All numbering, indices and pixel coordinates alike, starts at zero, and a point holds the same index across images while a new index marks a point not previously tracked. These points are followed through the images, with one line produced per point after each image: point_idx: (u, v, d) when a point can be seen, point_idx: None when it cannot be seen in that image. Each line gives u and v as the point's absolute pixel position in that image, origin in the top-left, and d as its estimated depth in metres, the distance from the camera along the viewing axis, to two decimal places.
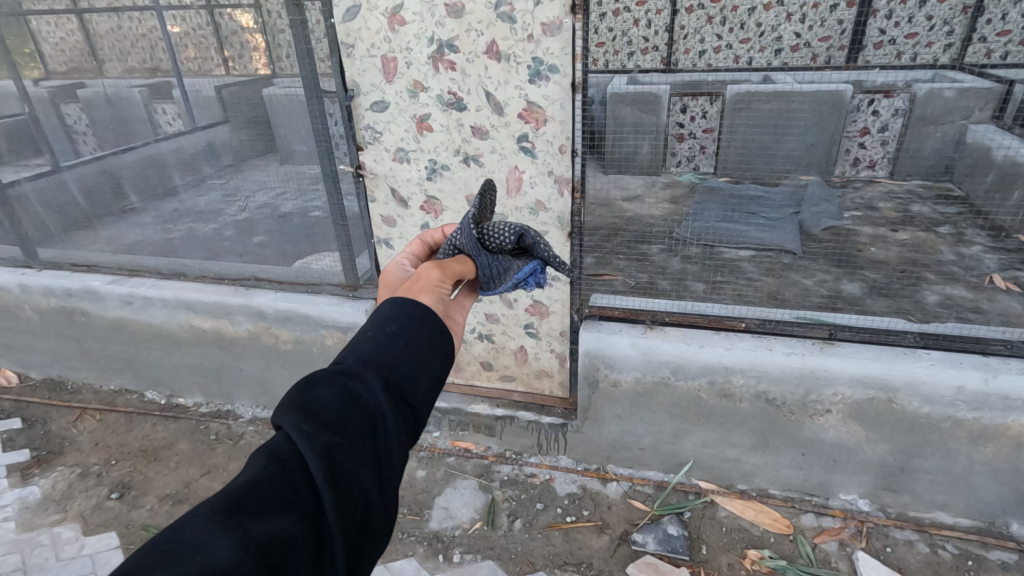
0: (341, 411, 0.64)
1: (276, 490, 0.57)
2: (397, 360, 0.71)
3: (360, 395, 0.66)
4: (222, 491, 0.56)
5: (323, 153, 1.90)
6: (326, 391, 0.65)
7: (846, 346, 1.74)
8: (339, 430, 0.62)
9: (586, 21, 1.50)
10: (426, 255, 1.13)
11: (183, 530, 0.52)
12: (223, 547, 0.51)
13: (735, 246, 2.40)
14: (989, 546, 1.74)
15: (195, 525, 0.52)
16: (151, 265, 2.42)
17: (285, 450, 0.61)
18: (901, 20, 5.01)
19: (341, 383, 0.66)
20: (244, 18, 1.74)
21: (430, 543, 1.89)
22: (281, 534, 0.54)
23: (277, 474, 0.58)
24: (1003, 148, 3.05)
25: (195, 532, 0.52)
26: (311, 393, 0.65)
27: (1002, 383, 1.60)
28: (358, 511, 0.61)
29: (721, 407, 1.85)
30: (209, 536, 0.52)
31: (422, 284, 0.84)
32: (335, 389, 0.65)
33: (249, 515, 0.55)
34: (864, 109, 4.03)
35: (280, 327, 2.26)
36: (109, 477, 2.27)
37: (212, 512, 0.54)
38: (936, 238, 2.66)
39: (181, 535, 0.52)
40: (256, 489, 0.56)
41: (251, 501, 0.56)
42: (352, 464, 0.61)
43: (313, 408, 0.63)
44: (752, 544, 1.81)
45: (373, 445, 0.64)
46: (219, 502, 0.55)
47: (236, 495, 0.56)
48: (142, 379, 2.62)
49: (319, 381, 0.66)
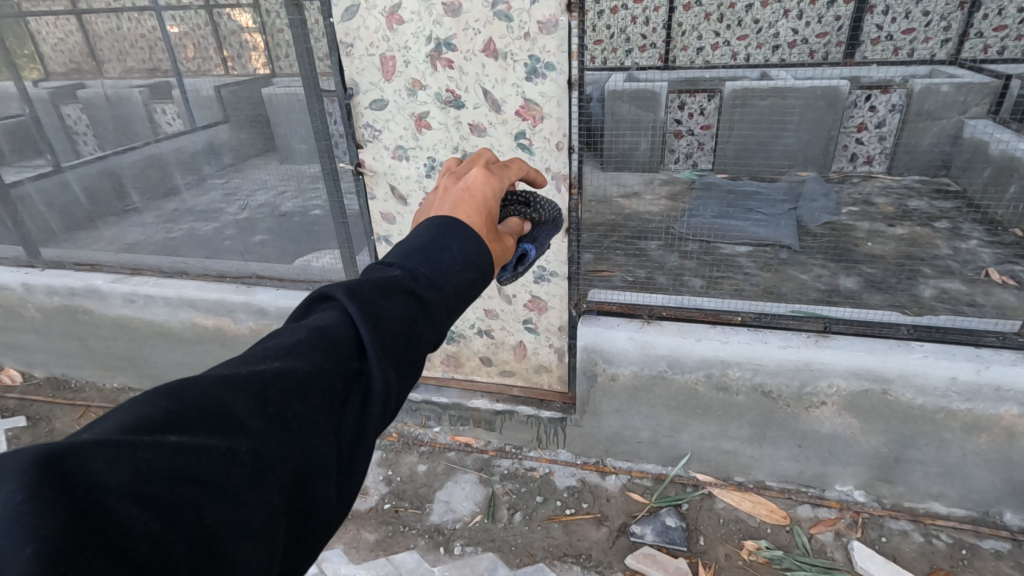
0: (403, 336, 0.63)
1: (324, 395, 0.56)
2: (459, 302, 0.69)
3: (423, 326, 0.64)
4: (280, 372, 0.55)
5: (323, 151, 1.92)
6: (394, 309, 0.63)
7: (841, 339, 1.76)
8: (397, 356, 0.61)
9: (582, 19, 1.52)
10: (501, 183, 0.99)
11: (236, 402, 0.51)
12: (268, 440, 0.51)
13: (734, 242, 2.49)
14: (983, 535, 1.76)
15: (245, 400, 0.51)
16: (153, 264, 2.44)
17: (344, 351, 0.59)
18: (897, 16, 5.04)
19: (411, 304, 0.64)
20: (243, 18, 1.76)
21: (430, 536, 1.92)
22: (318, 443, 0.54)
23: (330, 378, 0.57)
24: (1000, 143, 3.07)
25: (244, 409, 0.51)
26: (383, 303, 0.63)
27: (993, 374, 1.62)
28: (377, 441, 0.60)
29: (717, 400, 1.88)
30: (257, 420, 0.51)
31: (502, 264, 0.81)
32: (402, 309, 0.63)
33: (295, 413, 0.54)
34: (862, 104, 4.09)
35: (281, 325, 2.28)
36: None
37: (261, 395, 0.53)
38: (932, 233, 2.69)
39: (232, 404, 0.51)
40: (308, 387, 0.55)
41: (301, 399, 0.55)
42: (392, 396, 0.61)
43: (379, 320, 0.61)
44: (749, 535, 1.83)
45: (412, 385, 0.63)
46: (275, 386, 0.54)
47: (286, 382, 0.55)
48: (145, 377, 2.65)
49: (391, 290, 0.64)
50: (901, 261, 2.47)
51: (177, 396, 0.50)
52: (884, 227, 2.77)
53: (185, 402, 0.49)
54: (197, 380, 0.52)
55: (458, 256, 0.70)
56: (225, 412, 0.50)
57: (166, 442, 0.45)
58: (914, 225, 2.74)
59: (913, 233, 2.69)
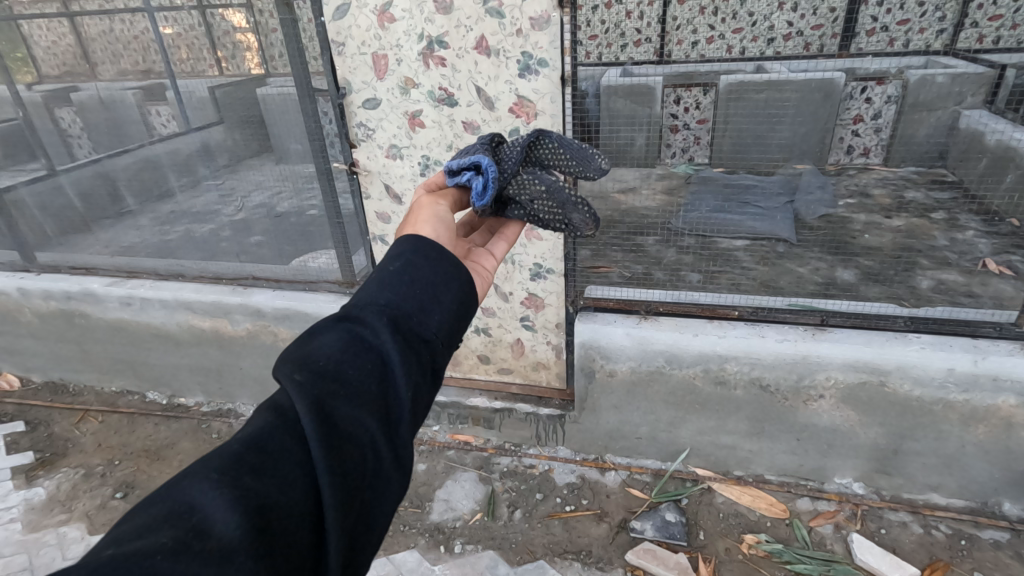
0: (342, 356, 0.64)
1: (275, 442, 0.58)
2: (401, 300, 0.71)
3: (365, 342, 0.66)
4: (226, 448, 0.57)
5: (317, 151, 1.92)
6: (325, 342, 0.65)
7: (838, 332, 1.76)
8: (337, 374, 0.63)
9: (574, 14, 1.52)
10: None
11: (186, 492, 0.53)
12: (219, 513, 0.51)
13: (730, 236, 2.50)
14: (982, 525, 1.76)
15: (191, 484, 0.53)
16: (150, 267, 2.44)
17: (286, 402, 0.61)
18: (891, 7, 5.02)
19: (343, 331, 0.67)
20: (236, 18, 1.76)
21: (431, 535, 1.92)
22: (279, 493, 0.55)
23: (278, 426, 0.59)
24: (995, 133, 3.08)
25: (197, 494, 0.52)
26: (312, 344, 0.65)
27: (991, 364, 1.62)
28: (364, 459, 0.60)
29: (715, 394, 1.88)
30: (208, 492, 0.52)
31: (423, 216, 0.88)
32: (335, 338, 0.66)
33: (249, 473, 0.55)
34: (857, 96, 4.14)
35: (278, 325, 2.27)
36: (112, 477, 2.29)
37: (207, 470, 0.54)
38: (930, 224, 2.70)
39: (183, 496, 0.52)
40: (253, 443, 0.57)
41: (250, 455, 0.56)
42: (352, 413, 0.61)
43: (311, 358, 0.63)
44: (749, 529, 1.84)
45: (377, 392, 0.64)
46: (222, 459, 0.55)
47: (231, 451, 0.56)
48: (143, 380, 2.64)
49: (320, 332, 0.67)
50: (898, 252, 2.47)
51: (137, 512, 0.52)
52: (881, 219, 2.77)
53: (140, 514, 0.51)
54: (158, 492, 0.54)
55: (379, 272, 0.74)
56: (180, 506, 0.52)
57: (106, 556, 0.47)
58: (910, 216, 2.75)
59: (910, 225, 2.71)
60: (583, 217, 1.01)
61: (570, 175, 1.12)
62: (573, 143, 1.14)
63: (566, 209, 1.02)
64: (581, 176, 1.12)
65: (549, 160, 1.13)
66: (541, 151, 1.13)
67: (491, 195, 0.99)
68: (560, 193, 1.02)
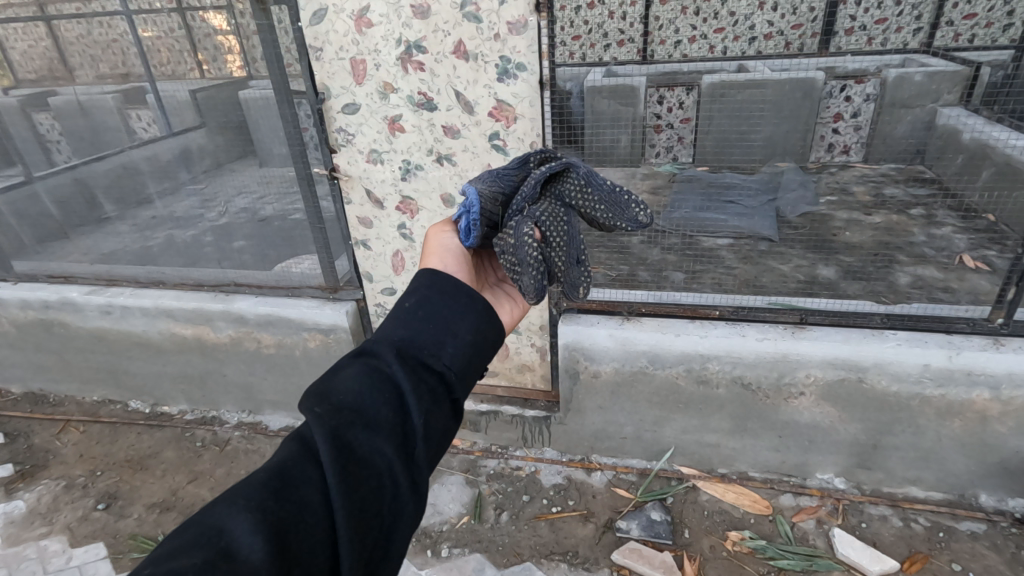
0: (358, 387, 0.69)
1: (297, 468, 0.62)
2: (414, 334, 0.75)
3: (380, 373, 0.71)
4: (256, 475, 0.62)
5: (298, 156, 1.91)
6: (343, 377, 0.70)
7: (817, 330, 1.79)
8: (354, 407, 0.67)
9: (551, 19, 1.53)
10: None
11: (219, 514, 0.57)
12: (245, 536, 0.56)
13: (714, 234, 2.51)
14: (959, 517, 1.80)
15: (220, 510, 0.58)
16: (130, 274, 2.41)
17: (308, 434, 0.66)
18: (870, 7, 5.09)
19: (359, 365, 0.72)
20: (217, 20, 1.74)
21: (418, 539, 1.91)
22: (297, 517, 0.59)
23: (300, 455, 0.64)
24: (970, 130, 3.15)
25: (227, 517, 0.57)
26: (332, 378, 0.70)
27: (965, 359, 1.65)
28: (381, 484, 0.64)
29: (698, 394, 1.89)
30: (236, 516, 0.57)
31: (428, 250, 0.98)
32: (353, 372, 0.70)
33: (271, 498, 0.59)
34: (837, 95, 4.10)
35: (261, 332, 2.26)
36: (94, 488, 2.26)
37: (234, 496, 0.59)
38: (908, 220, 2.74)
39: (216, 518, 0.57)
40: (276, 471, 0.62)
41: (274, 480, 0.61)
42: (368, 441, 0.65)
43: (330, 392, 0.68)
44: (733, 526, 1.85)
45: (393, 420, 0.68)
46: (250, 486, 0.60)
47: (255, 479, 0.61)
48: (125, 389, 2.61)
49: (339, 368, 0.72)
50: (878, 250, 2.52)
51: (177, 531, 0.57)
52: (861, 216, 2.82)
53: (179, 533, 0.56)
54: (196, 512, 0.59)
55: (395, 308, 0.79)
56: (212, 528, 0.56)
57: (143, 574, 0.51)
58: (889, 213, 2.80)
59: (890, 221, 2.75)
60: (531, 283, 0.94)
61: (595, 218, 1.04)
62: (603, 184, 1.04)
63: (520, 269, 0.96)
64: (607, 222, 1.04)
65: (569, 198, 1.05)
66: (564, 186, 1.06)
67: (473, 238, 1.00)
68: (522, 250, 0.96)
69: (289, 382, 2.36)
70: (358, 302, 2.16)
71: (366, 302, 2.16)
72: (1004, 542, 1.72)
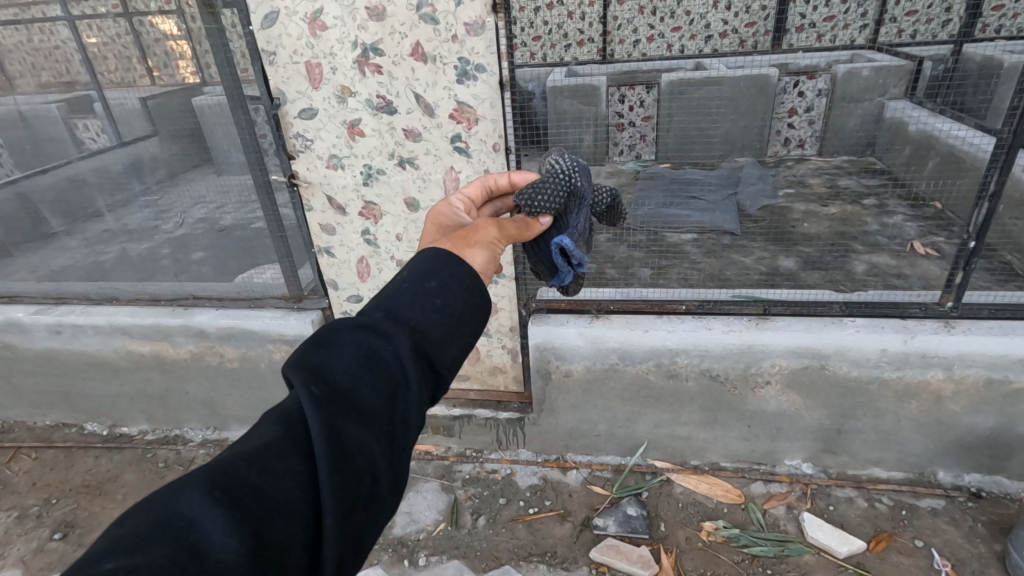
0: (357, 372, 0.66)
1: (279, 457, 0.60)
2: (426, 325, 0.73)
3: (381, 359, 0.69)
4: (231, 463, 0.59)
5: (254, 163, 1.85)
6: (342, 355, 0.67)
7: (780, 320, 1.83)
8: (351, 394, 0.65)
9: (508, 19, 1.53)
10: (481, 198, 1.14)
11: (186, 503, 0.54)
12: (216, 530, 0.53)
13: (678, 230, 2.56)
14: (919, 495, 1.87)
15: (193, 499, 0.54)
16: (79, 291, 2.29)
17: (296, 414, 0.63)
18: (818, 5, 5.26)
19: (359, 345, 0.69)
20: (167, 25, 1.68)
21: (395, 549, 1.88)
22: (278, 509, 0.57)
23: (285, 441, 0.61)
24: (915, 122, 3.28)
25: (197, 507, 0.54)
26: (328, 355, 0.67)
27: (919, 343, 1.72)
28: (366, 480, 0.63)
29: (669, 387, 1.92)
30: (207, 510, 0.54)
31: (478, 239, 0.87)
32: (352, 351, 0.68)
33: (246, 489, 0.57)
34: (789, 91, 4.12)
35: (223, 346, 2.18)
36: (50, 517, 2.15)
37: (209, 486, 0.56)
38: (862, 210, 2.84)
39: (184, 508, 0.54)
40: (260, 457, 0.59)
41: (252, 470, 0.58)
42: (361, 434, 0.64)
43: (325, 371, 0.65)
44: (707, 516, 1.88)
45: (389, 413, 0.67)
46: (220, 475, 0.57)
47: (235, 467, 0.58)
48: (80, 412, 2.50)
49: (337, 342, 0.69)
50: (835, 240, 2.60)
51: (138, 518, 0.53)
52: (818, 207, 2.91)
53: (142, 520, 0.53)
54: (159, 496, 0.56)
55: (401, 283, 0.77)
56: (176, 517, 0.53)
57: (104, 570, 0.48)
58: (844, 204, 2.89)
59: (845, 211, 2.85)
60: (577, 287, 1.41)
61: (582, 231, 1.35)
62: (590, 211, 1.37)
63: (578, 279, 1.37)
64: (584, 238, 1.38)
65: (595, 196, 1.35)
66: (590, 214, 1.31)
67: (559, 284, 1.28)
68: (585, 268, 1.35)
69: (255, 396, 2.29)
70: (324, 310, 2.11)
71: (332, 310, 2.11)
72: (962, 516, 1.79)
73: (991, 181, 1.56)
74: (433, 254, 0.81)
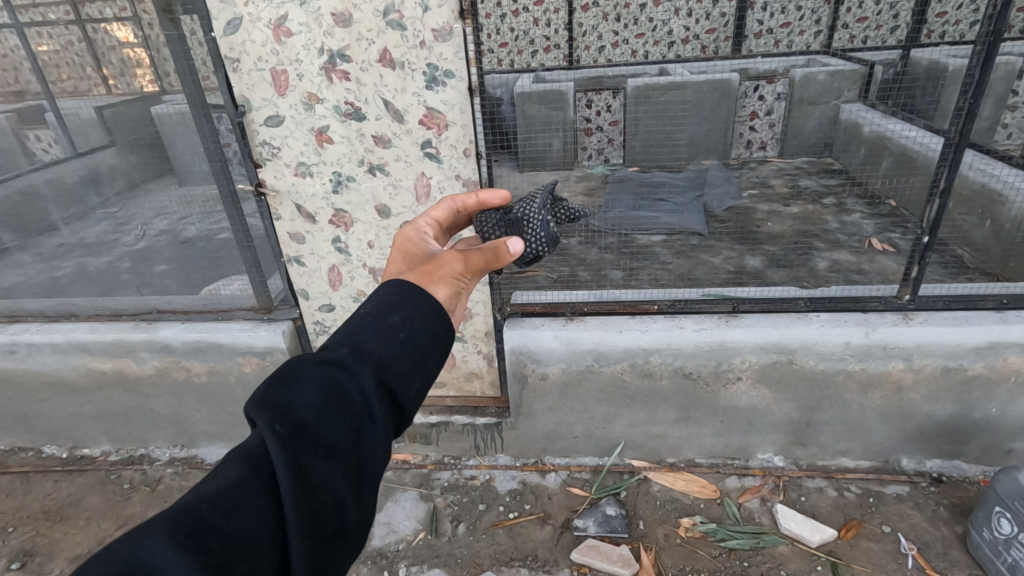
0: (321, 409, 0.65)
1: (243, 499, 0.59)
2: (391, 358, 0.73)
3: (346, 395, 0.68)
4: (194, 505, 0.57)
5: (219, 172, 1.80)
6: (306, 391, 0.66)
7: (749, 317, 1.87)
8: (316, 432, 0.64)
9: (476, 25, 1.53)
10: (447, 219, 1.11)
11: (146, 549, 0.52)
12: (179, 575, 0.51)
13: (648, 232, 2.61)
14: (885, 482, 1.93)
15: (154, 546, 0.53)
16: (34, 308, 2.19)
17: (259, 451, 0.63)
18: (774, 11, 5.43)
19: (322, 381, 0.68)
20: (122, 32, 1.64)
21: (373, 561, 1.85)
22: (242, 552, 0.56)
23: (249, 481, 0.60)
24: (869, 123, 3.41)
25: (157, 553, 0.52)
26: (291, 392, 0.66)
27: (880, 335, 1.79)
28: (332, 518, 0.62)
29: (644, 387, 1.94)
30: (169, 555, 0.52)
31: (442, 273, 0.86)
32: (317, 387, 0.67)
33: (209, 533, 0.56)
34: (750, 95, 4.32)
35: (189, 360, 2.12)
36: (6, 547, 2.04)
37: (172, 531, 0.54)
38: (822, 208, 2.94)
39: (144, 554, 0.52)
40: (224, 501, 0.58)
41: (216, 513, 0.57)
42: (326, 472, 0.63)
43: (289, 409, 0.65)
44: (685, 513, 1.91)
45: (356, 448, 0.66)
46: (182, 519, 0.56)
47: (199, 510, 0.57)
48: (38, 434, 2.39)
49: (301, 377, 0.68)
50: (798, 238, 2.68)
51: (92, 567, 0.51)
52: (782, 207, 2.99)
53: (99, 568, 0.51)
54: (115, 544, 0.54)
55: (367, 315, 0.76)
56: (135, 565, 0.51)
57: None
58: (805, 203, 2.97)
59: (807, 210, 2.93)
60: None
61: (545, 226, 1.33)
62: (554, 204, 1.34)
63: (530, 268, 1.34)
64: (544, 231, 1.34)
65: (553, 211, 1.35)
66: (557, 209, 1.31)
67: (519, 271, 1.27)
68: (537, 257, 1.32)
69: (224, 411, 2.22)
70: (295, 320, 2.06)
71: (303, 320, 2.07)
72: (926, 501, 1.86)
73: (942, 177, 1.62)
74: (397, 287, 0.81)
